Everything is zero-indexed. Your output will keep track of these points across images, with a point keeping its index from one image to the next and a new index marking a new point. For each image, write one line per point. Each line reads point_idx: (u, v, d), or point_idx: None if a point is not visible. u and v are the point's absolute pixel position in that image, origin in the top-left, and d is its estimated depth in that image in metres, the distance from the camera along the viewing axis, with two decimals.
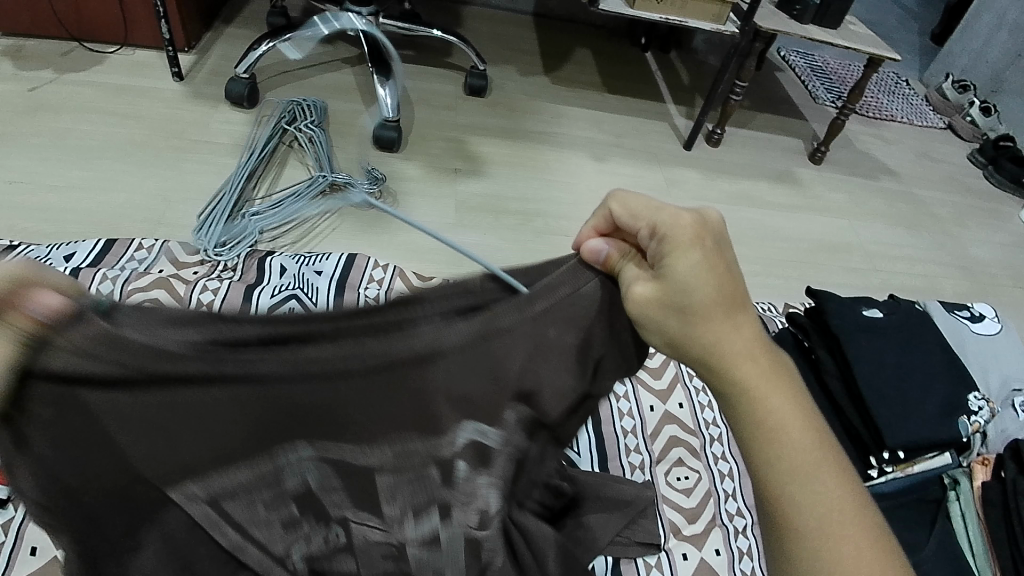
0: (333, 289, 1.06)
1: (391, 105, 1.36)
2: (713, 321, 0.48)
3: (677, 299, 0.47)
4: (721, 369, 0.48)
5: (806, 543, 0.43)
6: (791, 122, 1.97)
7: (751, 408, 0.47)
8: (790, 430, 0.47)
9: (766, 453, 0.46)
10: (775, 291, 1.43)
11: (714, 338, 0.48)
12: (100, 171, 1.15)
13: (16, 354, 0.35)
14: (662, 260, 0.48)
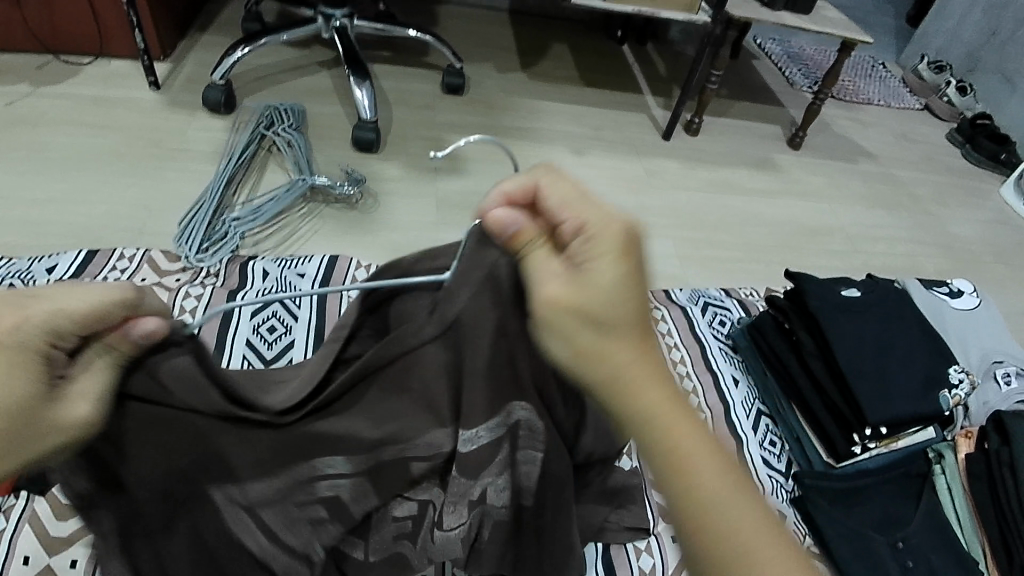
0: (316, 291, 1.06)
1: (368, 105, 1.36)
2: (622, 340, 0.45)
3: (592, 311, 0.44)
4: (630, 392, 0.45)
5: (723, 558, 0.43)
6: (769, 108, 1.99)
7: (658, 429, 0.45)
8: (696, 449, 0.45)
9: (678, 474, 0.44)
10: (757, 276, 1.44)
11: (629, 358, 0.45)
12: (78, 183, 1.15)
13: (112, 376, 0.45)
14: (581, 265, 0.45)
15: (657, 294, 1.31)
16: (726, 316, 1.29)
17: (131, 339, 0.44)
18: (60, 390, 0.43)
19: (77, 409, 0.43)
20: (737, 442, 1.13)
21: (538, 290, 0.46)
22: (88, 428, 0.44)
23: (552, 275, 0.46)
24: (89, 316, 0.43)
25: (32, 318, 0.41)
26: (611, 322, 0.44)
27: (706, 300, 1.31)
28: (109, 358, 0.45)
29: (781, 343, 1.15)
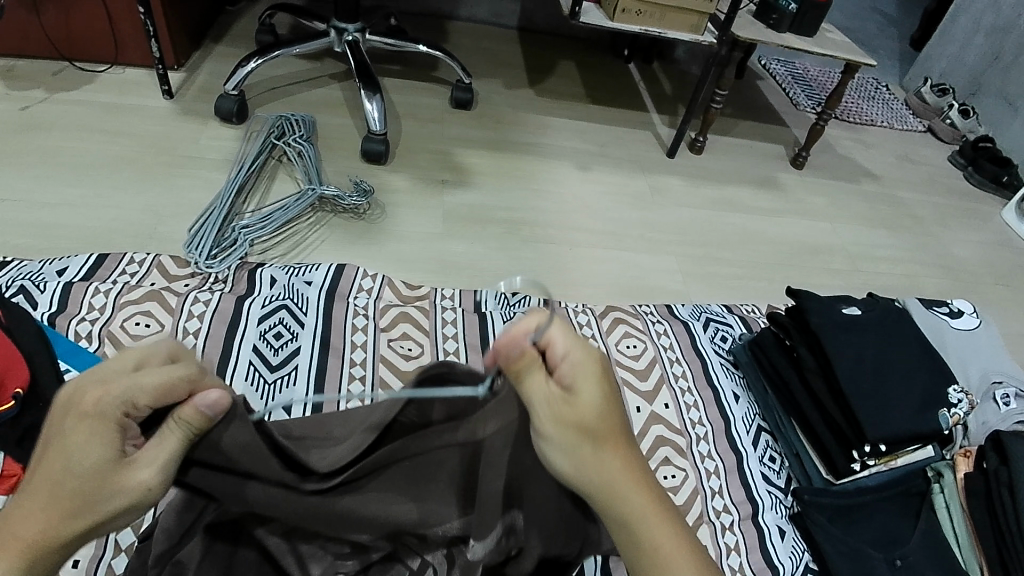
0: (323, 298, 1.07)
1: (378, 117, 1.38)
2: (604, 451, 0.53)
3: (584, 427, 0.52)
4: (615, 496, 0.53)
5: None
6: (773, 128, 2.01)
7: (638, 524, 0.52)
8: (670, 540, 0.53)
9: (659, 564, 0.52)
10: (758, 293, 1.45)
11: (615, 465, 0.53)
12: (91, 187, 1.17)
13: (183, 442, 0.50)
14: (571, 388, 0.52)
15: (660, 306, 1.31)
16: (727, 331, 1.30)
17: (197, 411, 0.50)
18: (129, 457, 0.48)
19: (141, 477, 0.48)
20: (737, 456, 1.13)
21: (538, 410, 0.52)
22: (148, 490, 0.48)
23: (549, 392, 0.52)
24: (159, 389, 0.49)
25: (110, 389, 0.47)
26: (594, 435, 0.52)
27: (708, 316, 1.32)
28: (180, 425, 0.50)
29: (782, 360, 1.16)
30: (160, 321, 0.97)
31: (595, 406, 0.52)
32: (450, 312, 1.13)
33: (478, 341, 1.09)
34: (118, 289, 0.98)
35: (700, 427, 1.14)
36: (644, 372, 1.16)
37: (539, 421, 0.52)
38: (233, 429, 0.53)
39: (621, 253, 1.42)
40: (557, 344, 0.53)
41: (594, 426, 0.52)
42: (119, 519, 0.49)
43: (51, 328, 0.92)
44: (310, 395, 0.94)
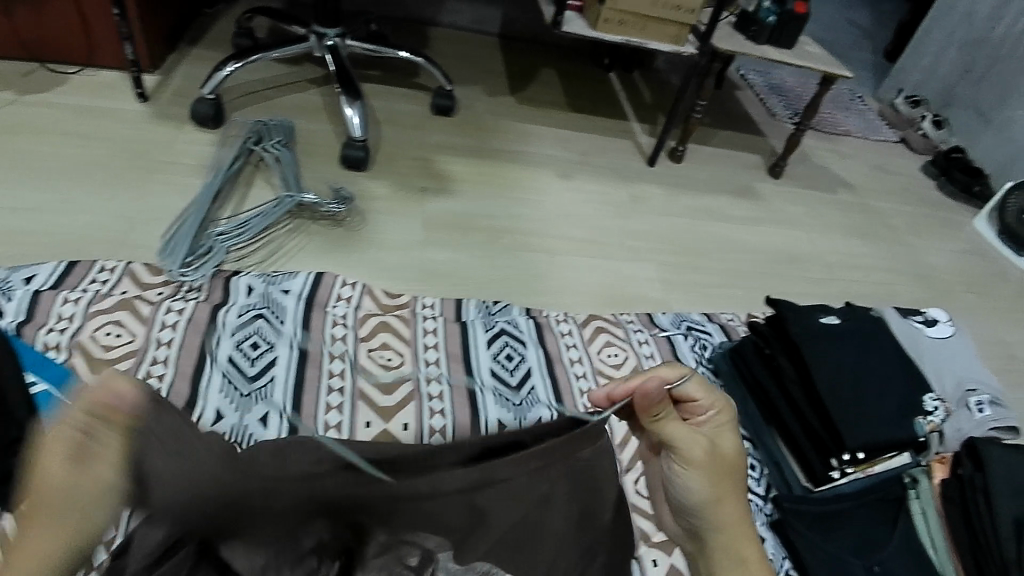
0: (301, 307, 1.06)
1: (358, 124, 1.37)
2: (726, 497, 0.65)
3: (712, 465, 0.65)
4: (739, 551, 0.63)
5: None
6: (751, 137, 2.03)
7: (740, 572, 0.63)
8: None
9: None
10: (738, 302, 1.46)
11: (729, 518, 0.65)
12: (62, 192, 1.13)
13: (123, 446, 0.47)
14: (705, 439, 0.66)
15: (641, 315, 1.31)
16: (708, 340, 1.30)
17: (118, 411, 0.47)
18: (81, 468, 0.46)
19: (96, 477, 0.46)
20: None
21: (677, 451, 0.66)
22: (114, 491, 0.47)
23: (688, 438, 0.65)
24: (85, 411, 0.47)
25: (54, 429, 0.46)
26: (726, 483, 0.65)
27: (688, 324, 1.32)
28: (110, 433, 0.47)
29: (761, 369, 1.17)
30: (132, 331, 0.95)
31: (725, 458, 0.67)
32: (431, 321, 1.12)
33: (459, 350, 1.08)
34: (88, 298, 0.96)
35: None
36: None
37: (681, 454, 0.65)
38: (152, 418, 0.48)
39: (603, 260, 1.41)
40: (692, 396, 0.69)
41: (718, 472, 0.66)
42: (108, 518, 0.48)
43: (18, 338, 0.89)
44: (288, 406, 0.92)
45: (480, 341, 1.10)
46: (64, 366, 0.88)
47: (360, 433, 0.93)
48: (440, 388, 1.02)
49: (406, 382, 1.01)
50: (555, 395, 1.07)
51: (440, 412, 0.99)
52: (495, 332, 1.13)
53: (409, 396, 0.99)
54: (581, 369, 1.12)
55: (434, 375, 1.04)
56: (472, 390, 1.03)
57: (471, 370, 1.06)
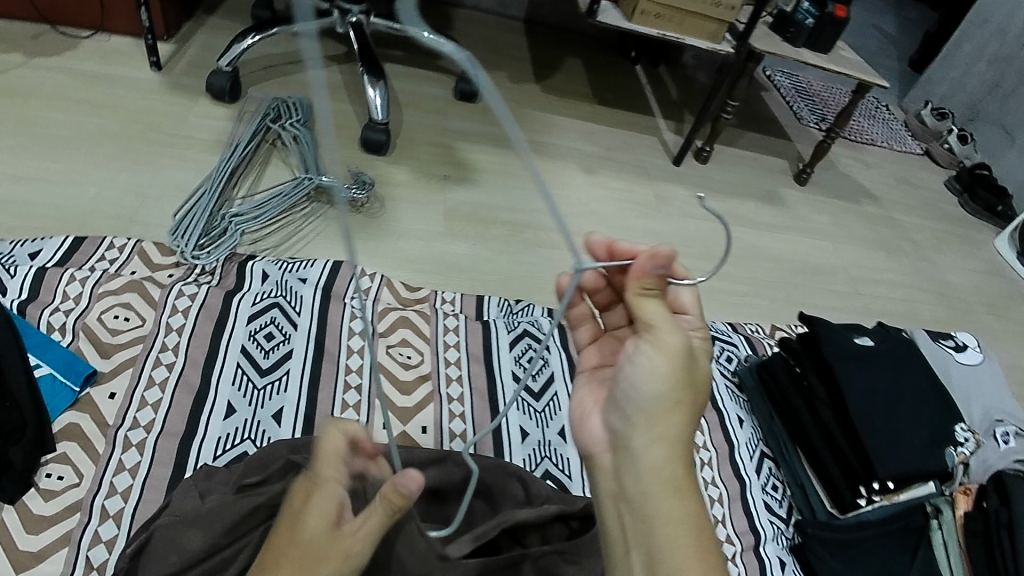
0: (318, 297, 1.00)
1: (380, 106, 1.30)
2: (678, 415, 0.59)
3: (682, 345, 0.61)
4: (660, 420, 0.59)
5: (651, 537, 0.55)
6: (777, 142, 1.98)
7: (659, 477, 0.57)
8: (675, 512, 0.56)
9: (648, 521, 0.55)
10: (761, 314, 1.42)
11: (673, 413, 0.59)
12: (69, 164, 1.07)
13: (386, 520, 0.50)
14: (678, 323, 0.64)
15: None
16: (733, 351, 1.26)
17: (398, 491, 0.49)
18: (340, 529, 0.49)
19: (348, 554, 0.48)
20: (741, 484, 1.10)
21: (649, 328, 0.61)
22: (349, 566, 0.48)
23: (670, 326, 0.60)
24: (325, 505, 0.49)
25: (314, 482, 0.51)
26: (689, 396, 0.60)
27: (713, 334, 1.28)
28: (385, 503, 0.49)
29: (791, 388, 1.13)
30: (141, 315, 0.89)
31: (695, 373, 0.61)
32: (452, 319, 1.06)
33: (481, 352, 1.03)
34: (95, 277, 0.91)
35: (705, 452, 1.11)
36: None
37: (653, 325, 0.60)
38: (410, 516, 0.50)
39: None
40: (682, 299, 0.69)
41: (677, 380, 0.60)
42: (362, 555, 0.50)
43: (21, 317, 0.85)
44: (303, 403, 0.88)
45: (503, 342, 1.05)
46: (68, 350, 0.83)
47: (378, 435, 0.88)
48: (461, 391, 0.97)
49: (426, 381, 0.97)
50: None
51: (460, 416, 0.95)
52: (518, 333, 1.07)
53: (428, 397, 0.95)
54: None
55: (454, 376, 0.99)
56: (494, 394, 0.99)
57: (493, 373, 1.01)
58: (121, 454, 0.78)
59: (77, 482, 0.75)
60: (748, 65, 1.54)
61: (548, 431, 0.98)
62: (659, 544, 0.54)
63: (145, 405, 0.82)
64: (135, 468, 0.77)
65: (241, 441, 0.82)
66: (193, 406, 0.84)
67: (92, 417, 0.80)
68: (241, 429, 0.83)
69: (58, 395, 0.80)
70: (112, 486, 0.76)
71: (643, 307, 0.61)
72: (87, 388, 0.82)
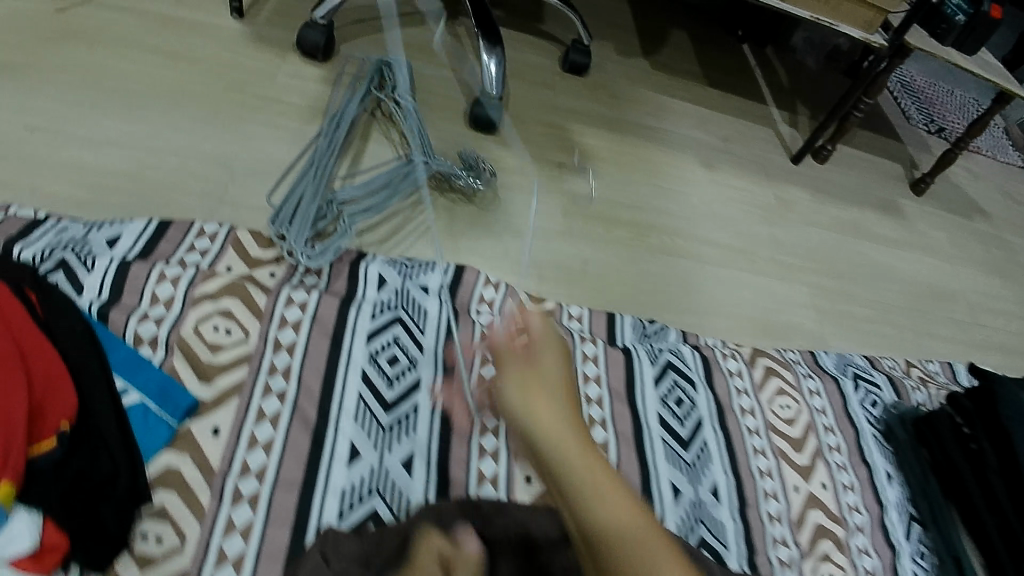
0: (444, 312, 0.83)
1: (495, 76, 1.10)
2: (557, 418, 0.50)
3: (526, 356, 0.56)
4: (557, 437, 0.48)
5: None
6: (887, 143, 1.81)
7: (588, 494, 0.44)
8: (632, 521, 0.43)
9: (609, 559, 0.41)
10: (892, 346, 1.27)
11: (586, 442, 0.48)
12: (146, 127, 0.91)
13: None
14: (544, 355, 0.56)
15: (805, 353, 1.10)
16: (877, 395, 1.11)
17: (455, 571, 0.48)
18: None
19: None
20: (893, 553, 0.96)
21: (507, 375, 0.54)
22: None
23: (543, 359, 0.56)
24: None
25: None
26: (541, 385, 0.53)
27: (856, 371, 1.13)
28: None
29: (957, 452, 0.98)
30: (244, 327, 0.74)
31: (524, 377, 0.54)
32: (590, 344, 0.89)
33: (624, 388, 0.87)
34: (188, 276, 0.75)
35: (858, 515, 0.96)
36: (800, 441, 0.96)
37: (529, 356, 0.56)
38: None
39: (754, 277, 1.20)
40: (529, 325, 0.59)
41: (529, 404, 0.51)
42: None
43: (102, 325, 0.70)
44: (435, 448, 0.73)
45: (647, 376, 0.89)
46: (162, 371, 0.68)
47: (520, 492, 0.72)
48: (606, 437, 0.82)
49: None
50: (729, 458, 0.88)
51: None
52: (662, 365, 0.91)
53: None
54: (753, 423, 0.93)
55: (597, 419, 0.83)
56: (641, 441, 0.84)
57: (640, 416, 0.86)
58: (230, 509, 0.64)
59: (179, 547, 0.61)
60: (892, 61, 1.36)
61: (701, 488, 0.84)
62: None
63: (256, 445, 0.67)
64: (247, 528, 0.63)
65: (369, 495, 0.68)
66: (311, 447, 0.69)
67: (193, 458, 0.66)
68: (369, 480, 0.69)
69: (153, 429, 0.65)
70: (222, 552, 0.62)
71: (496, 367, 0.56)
72: (185, 421, 0.67)
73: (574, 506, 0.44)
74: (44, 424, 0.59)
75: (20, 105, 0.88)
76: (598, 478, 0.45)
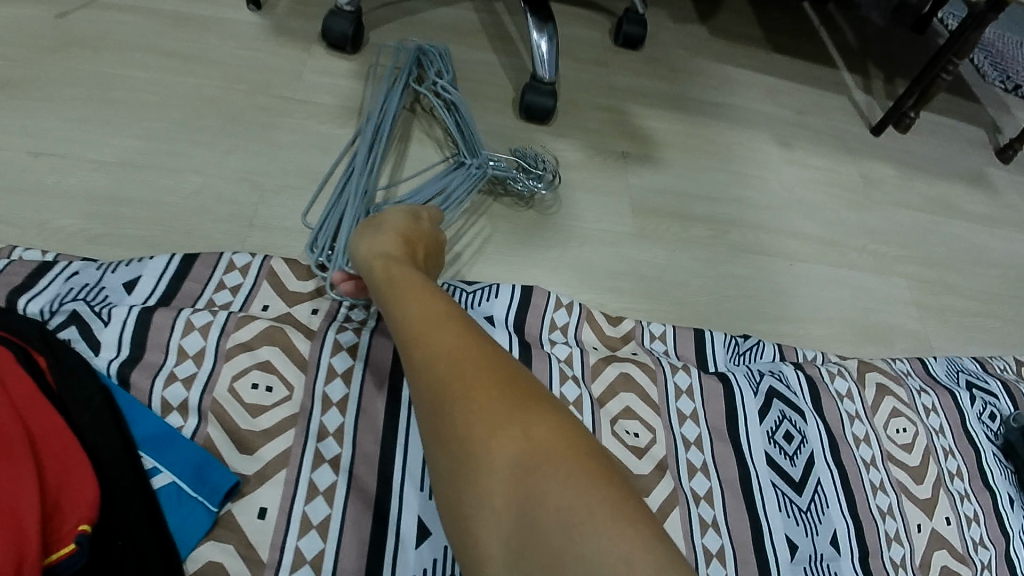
0: (513, 347, 0.72)
1: (546, 56, 0.96)
2: (439, 330, 0.50)
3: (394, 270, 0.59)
4: (432, 352, 0.49)
5: (495, 480, 0.43)
6: (967, 105, 1.63)
7: (467, 413, 0.45)
8: (523, 436, 0.44)
9: (534, 498, 0.42)
10: (999, 340, 1.13)
11: (454, 336, 0.50)
12: (163, 144, 0.79)
13: None
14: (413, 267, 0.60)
15: (914, 362, 0.97)
16: (995, 406, 0.97)
17: None
18: None
19: None
20: None
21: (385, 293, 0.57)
22: None
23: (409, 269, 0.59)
24: None
25: None
26: (413, 299, 0.54)
27: (968, 379, 0.99)
28: None
29: None
30: (286, 382, 0.63)
31: (412, 298, 0.54)
32: (683, 373, 0.77)
33: (724, 425, 0.75)
34: (219, 322, 0.64)
35: (984, 551, 0.84)
36: (920, 470, 0.84)
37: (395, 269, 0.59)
38: None
39: (847, 272, 1.06)
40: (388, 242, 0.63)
41: (417, 326, 0.51)
42: None
43: (124, 391, 0.59)
44: None
45: (750, 408, 0.77)
46: (196, 444, 0.58)
47: None
48: (709, 487, 0.71)
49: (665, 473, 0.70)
50: (847, 499, 0.76)
51: (713, 525, 0.69)
52: (765, 393, 0.79)
53: (671, 500, 0.68)
54: (868, 453, 0.81)
55: (697, 462, 0.72)
56: (747, 487, 0.72)
57: (744, 456, 0.74)
58: None
59: None
60: (987, 17, 1.16)
61: (819, 540, 0.72)
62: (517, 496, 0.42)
63: (310, 527, 0.57)
64: None
65: None
66: (375, 527, 0.58)
67: (239, 548, 0.56)
68: (444, 563, 0.58)
69: (190, 515, 0.55)
70: None
71: (383, 289, 0.57)
72: (226, 504, 0.57)
73: (459, 427, 0.45)
74: (61, 528, 0.48)
75: (22, 128, 0.77)
76: (482, 397, 0.45)
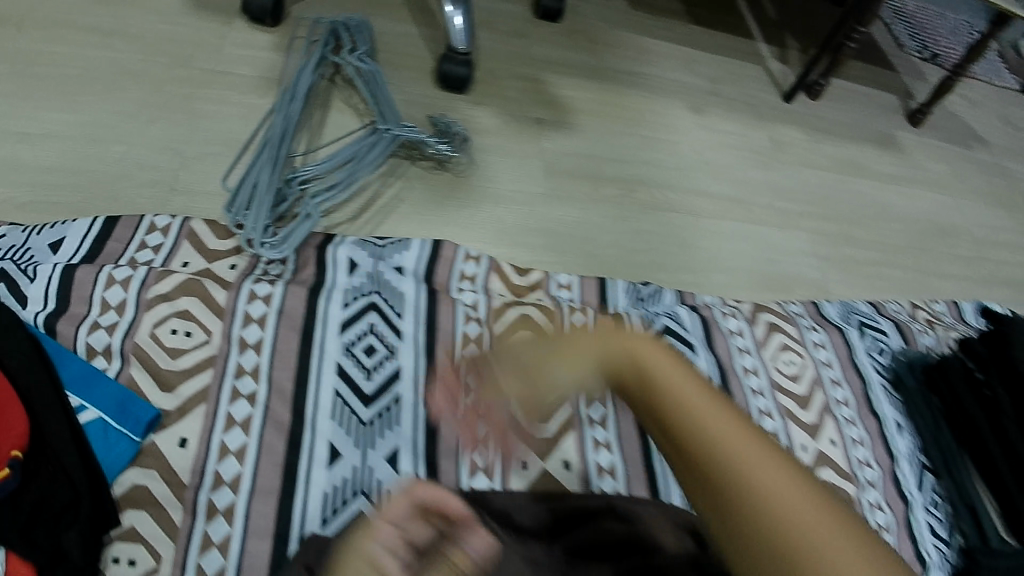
0: (423, 293, 0.78)
1: (462, 28, 1.02)
2: (658, 351, 0.50)
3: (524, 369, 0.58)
4: (640, 364, 0.49)
5: (732, 493, 0.40)
6: (883, 72, 1.71)
7: (699, 418, 0.43)
8: (746, 439, 0.42)
9: (775, 520, 0.38)
10: (896, 288, 1.22)
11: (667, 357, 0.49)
12: (89, 116, 0.83)
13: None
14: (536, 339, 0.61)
15: (807, 304, 1.05)
16: (884, 342, 1.06)
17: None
18: None
19: None
20: (904, 504, 0.93)
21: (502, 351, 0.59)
22: None
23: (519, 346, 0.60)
24: None
25: None
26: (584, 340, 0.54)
27: (860, 319, 1.07)
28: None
29: (969, 398, 0.95)
30: (205, 328, 0.69)
31: (599, 340, 0.53)
32: (580, 316, 0.85)
33: None
34: (141, 276, 0.70)
35: (869, 469, 0.92)
36: (806, 398, 0.93)
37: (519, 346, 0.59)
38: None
39: (750, 227, 1.14)
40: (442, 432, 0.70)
41: (634, 345, 0.51)
42: None
43: (50, 338, 0.64)
44: (422, 443, 0.69)
45: None
46: (120, 383, 0.63)
47: (516, 479, 0.70)
48: (603, 413, 0.78)
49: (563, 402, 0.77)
50: None
51: (606, 446, 0.76)
52: (658, 331, 0.87)
53: (567, 423, 0.76)
54: (756, 383, 0.89)
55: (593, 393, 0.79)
56: None
57: None
58: (205, 524, 0.60)
59: (155, 568, 0.57)
60: None
61: None
62: (759, 499, 0.39)
63: (227, 453, 0.63)
64: (225, 543, 0.60)
65: (354, 497, 0.64)
66: (288, 452, 0.65)
67: (161, 474, 0.61)
68: (353, 481, 0.65)
69: (114, 446, 0.61)
70: (200, 569, 0.58)
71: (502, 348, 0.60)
72: (149, 435, 0.62)
73: (686, 445, 0.43)
74: None
75: None
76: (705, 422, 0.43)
